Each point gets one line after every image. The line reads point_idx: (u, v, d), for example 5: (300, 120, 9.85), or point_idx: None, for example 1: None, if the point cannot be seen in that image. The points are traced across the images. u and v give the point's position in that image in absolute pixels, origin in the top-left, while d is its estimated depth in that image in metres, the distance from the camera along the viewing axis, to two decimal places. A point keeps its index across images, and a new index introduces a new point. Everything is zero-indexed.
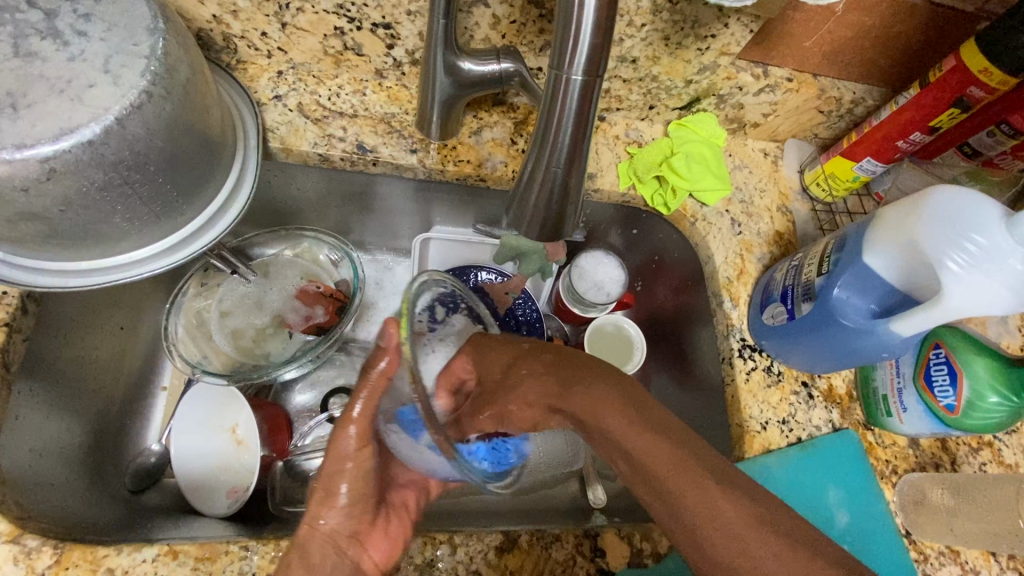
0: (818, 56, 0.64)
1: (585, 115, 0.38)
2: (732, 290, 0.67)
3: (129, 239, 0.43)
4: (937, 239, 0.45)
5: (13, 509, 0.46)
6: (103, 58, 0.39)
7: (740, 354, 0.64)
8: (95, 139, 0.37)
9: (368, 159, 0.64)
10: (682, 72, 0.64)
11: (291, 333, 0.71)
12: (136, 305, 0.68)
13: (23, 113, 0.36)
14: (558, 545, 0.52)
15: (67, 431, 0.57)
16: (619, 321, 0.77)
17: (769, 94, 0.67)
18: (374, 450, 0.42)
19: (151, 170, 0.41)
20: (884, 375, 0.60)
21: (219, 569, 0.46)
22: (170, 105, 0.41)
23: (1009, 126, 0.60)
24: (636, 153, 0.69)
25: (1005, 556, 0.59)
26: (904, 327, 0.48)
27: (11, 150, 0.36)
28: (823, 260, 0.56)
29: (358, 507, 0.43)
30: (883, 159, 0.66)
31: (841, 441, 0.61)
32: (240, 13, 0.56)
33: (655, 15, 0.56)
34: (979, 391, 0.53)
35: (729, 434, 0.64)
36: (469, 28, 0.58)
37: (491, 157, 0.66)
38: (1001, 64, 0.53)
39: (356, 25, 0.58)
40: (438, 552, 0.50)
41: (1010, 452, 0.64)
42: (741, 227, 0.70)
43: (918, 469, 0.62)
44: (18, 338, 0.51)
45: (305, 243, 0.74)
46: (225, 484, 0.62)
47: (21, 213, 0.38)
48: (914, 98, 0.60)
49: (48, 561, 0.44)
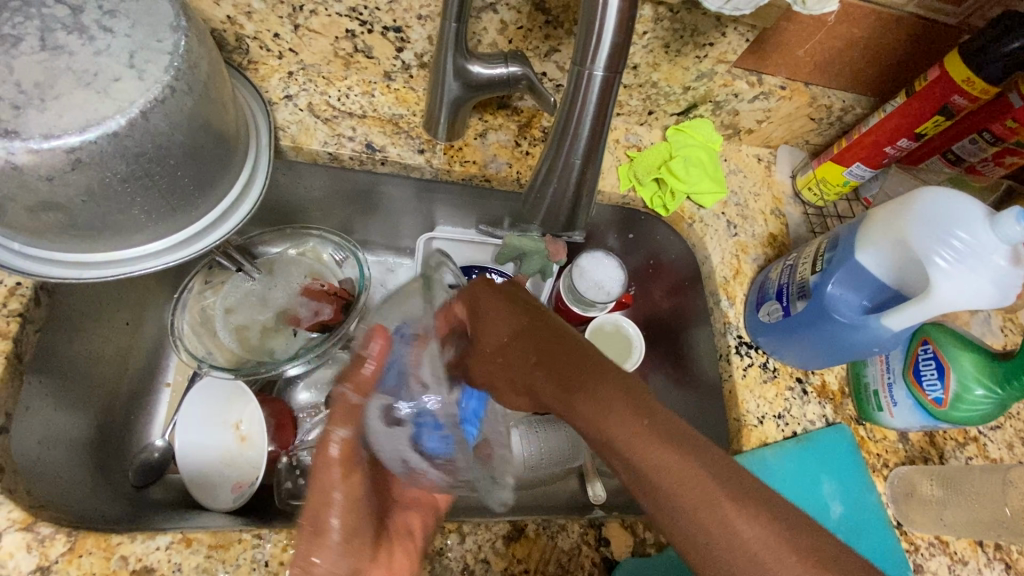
0: (809, 66, 0.67)
1: (604, 110, 0.40)
2: (729, 289, 0.69)
3: (146, 231, 0.44)
4: (925, 238, 0.48)
5: (25, 498, 0.47)
6: (127, 53, 0.39)
7: (737, 351, 0.66)
8: (121, 131, 0.39)
9: (377, 157, 0.65)
10: (680, 79, 0.66)
11: (296, 331, 0.72)
12: (141, 301, 0.68)
13: (51, 103, 0.37)
14: (565, 534, 0.53)
15: (71, 425, 0.57)
16: (617, 321, 0.78)
17: (763, 101, 0.70)
18: (365, 495, 0.40)
19: (171, 163, 0.42)
20: (875, 371, 0.62)
21: (233, 556, 0.46)
22: (192, 100, 0.42)
23: (990, 134, 0.63)
24: (636, 156, 0.72)
25: (992, 547, 0.61)
26: (894, 322, 0.51)
27: (38, 139, 0.37)
28: (817, 258, 0.58)
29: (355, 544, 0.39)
30: (872, 164, 0.68)
31: (834, 436, 0.63)
32: (255, 14, 0.58)
33: (656, 23, 0.59)
34: (965, 384, 0.55)
35: (727, 429, 0.65)
36: (477, 33, 0.60)
37: (496, 159, 0.68)
38: (982, 74, 0.56)
39: (367, 28, 0.60)
40: (448, 542, 0.51)
41: (995, 447, 0.66)
42: (737, 229, 0.72)
43: (907, 462, 0.64)
44: (31, 328, 0.51)
45: (310, 242, 0.75)
46: (230, 480, 0.63)
47: (44, 202, 0.39)
48: (900, 106, 0.63)
49: (62, 549, 0.44)
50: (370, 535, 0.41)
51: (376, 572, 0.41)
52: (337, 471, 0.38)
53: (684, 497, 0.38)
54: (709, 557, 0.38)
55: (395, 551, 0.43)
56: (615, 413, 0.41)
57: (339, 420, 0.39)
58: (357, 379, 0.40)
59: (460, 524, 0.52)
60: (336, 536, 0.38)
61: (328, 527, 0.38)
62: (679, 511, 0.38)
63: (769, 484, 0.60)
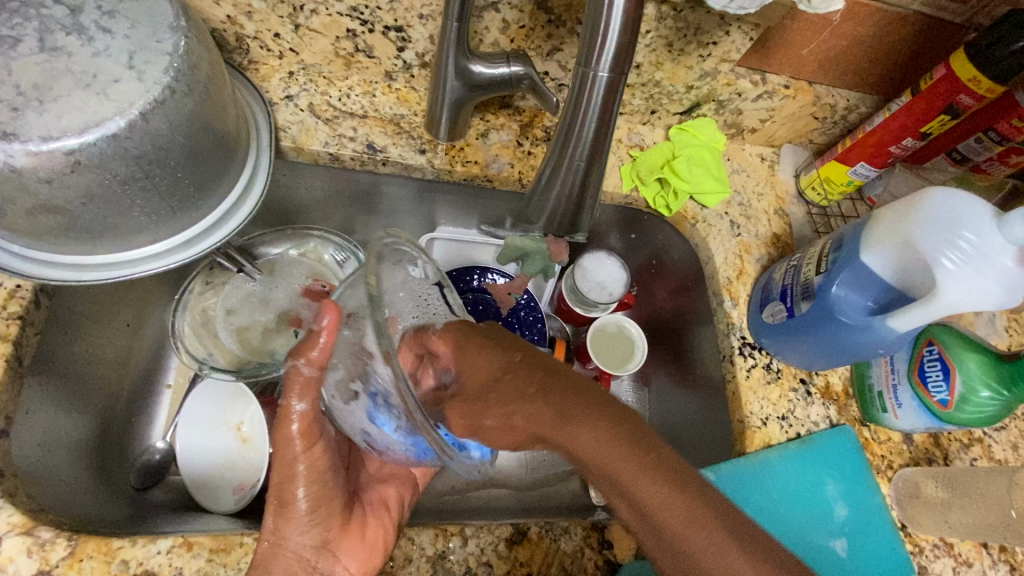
0: (813, 65, 0.66)
1: (609, 111, 0.40)
2: (733, 290, 0.69)
3: (146, 233, 0.44)
4: (931, 239, 0.47)
5: (25, 502, 0.46)
6: (127, 54, 0.39)
7: (741, 352, 0.66)
8: (120, 133, 0.38)
9: (378, 158, 0.65)
10: (684, 78, 0.66)
11: (297, 333, 0.71)
12: (142, 302, 0.68)
13: (50, 105, 0.37)
14: (567, 537, 0.53)
15: (72, 427, 0.57)
16: (620, 321, 0.78)
17: (766, 100, 0.69)
18: (324, 452, 0.45)
19: (171, 165, 0.42)
20: (880, 372, 0.62)
21: (234, 560, 0.46)
22: (192, 101, 0.42)
23: (996, 133, 0.62)
24: (638, 156, 0.71)
25: (996, 549, 0.61)
26: (900, 323, 0.50)
27: (37, 142, 0.36)
28: (822, 259, 0.58)
29: (323, 513, 0.46)
30: (876, 164, 0.68)
31: (838, 437, 0.63)
32: (255, 14, 0.57)
33: (659, 22, 0.58)
34: (971, 386, 0.54)
35: (730, 430, 0.65)
36: (479, 32, 0.60)
37: (498, 159, 0.68)
38: (989, 72, 0.55)
39: (368, 27, 0.60)
40: (450, 545, 0.51)
41: (1000, 448, 0.66)
42: (740, 229, 0.72)
43: (912, 464, 0.63)
44: (31, 331, 0.51)
45: (311, 242, 0.74)
46: (231, 482, 0.63)
47: (43, 205, 0.39)
48: (906, 105, 0.62)
49: (62, 553, 0.44)
50: (339, 508, 0.47)
51: (347, 543, 0.46)
52: (300, 445, 0.43)
53: (647, 496, 0.33)
54: (675, 557, 0.32)
55: (368, 524, 0.48)
56: (590, 432, 0.35)
57: (295, 394, 0.42)
58: (309, 355, 0.41)
59: (462, 527, 0.52)
60: (302, 509, 0.44)
61: (295, 498, 0.44)
62: (635, 507, 0.33)
63: (772, 486, 0.60)
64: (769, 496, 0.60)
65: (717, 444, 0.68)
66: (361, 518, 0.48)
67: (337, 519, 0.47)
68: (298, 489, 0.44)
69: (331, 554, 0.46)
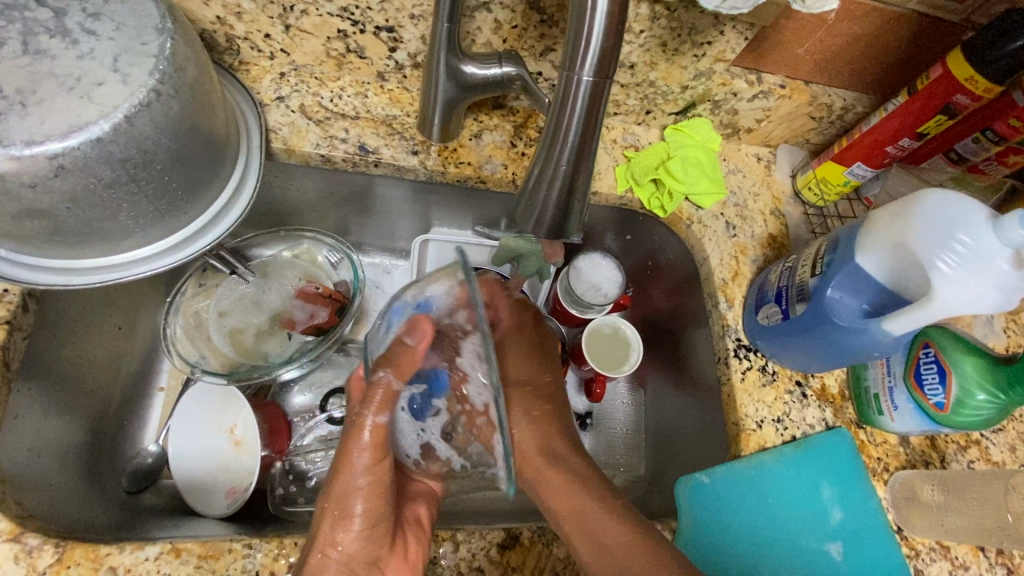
0: (809, 64, 0.65)
1: (593, 115, 0.39)
2: (728, 291, 0.68)
3: (133, 237, 0.43)
4: (926, 242, 0.47)
5: (12, 508, 0.46)
6: (111, 57, 0.39)
7: (736, 354, 0.65)
8: (104, 137, 0.38)
9: (370, 159, 0.64)
10: (678, 78, 0.65)
11: (291, 334, 0.71)
12: (134, 305, 0.68)
13: (32, 109, 0.37)
14: (560, 542, 0.53)
15: (62, 431, 0.57)
16: (615, 322, 0.77)
17: (762, 100, 0.68)
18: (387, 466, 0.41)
19: (158, 168, 0.41)
20: (876, 374, 0.62)
21: (223, 567, 0.46)
22: (178, 104, 0.41)
23: (994, 133, 0.62)
24: (633, 157, 0.71)
25: (993, 552, 0.60)
26: (895, 326, 0.50)
27: (20, 146, 0.36)
28: (817, 260, 0.57)
29: (376, 530, 0.42)
30: (873, 164, 0.67)
31: (834, 439, 0.62)
32: (245, 15, 0.57)
33: (653, 22, 0.58)
34: (967, 389, 0.54)
35: (725, 433, 0.65)
36: (471, 32, 0.59)
37: (491, 160, 0.67)
38: (986, 72, 0.55)
39: (359, 28, 0.59)
40: (441, 550, 0.50)
41: (997, 450, 0.65)
42: (736, 230, 0.71)
43: (909, 466, 0.63)
44: (19, 336, 0.51)
45: (304, 244, 0.74)
46: (223, 485, 0.62)
47: (28, 210, 0.39)
48: (903, 105, 0.62)
49: (49, 560, 0.43)
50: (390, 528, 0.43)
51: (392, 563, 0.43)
52: (368, 458, 0.39)
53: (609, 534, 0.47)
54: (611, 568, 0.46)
55: (408, 537, 0.46)
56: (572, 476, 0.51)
57: (373, 407, 0.38)
58: (398, 366, 0.37)
59: (454, 532, 0.51)
60: (359, 522, 0.41)
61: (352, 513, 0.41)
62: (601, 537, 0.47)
63: (767, 489, 0.60)
64: (763, 498, 0.59)
65: (712, 447, 0.67)
66: (404, 536, 0.45)
67: (388, 536, 0.43)
68: (357, 501, 0.41)
69: (380, 570, 0.42)
